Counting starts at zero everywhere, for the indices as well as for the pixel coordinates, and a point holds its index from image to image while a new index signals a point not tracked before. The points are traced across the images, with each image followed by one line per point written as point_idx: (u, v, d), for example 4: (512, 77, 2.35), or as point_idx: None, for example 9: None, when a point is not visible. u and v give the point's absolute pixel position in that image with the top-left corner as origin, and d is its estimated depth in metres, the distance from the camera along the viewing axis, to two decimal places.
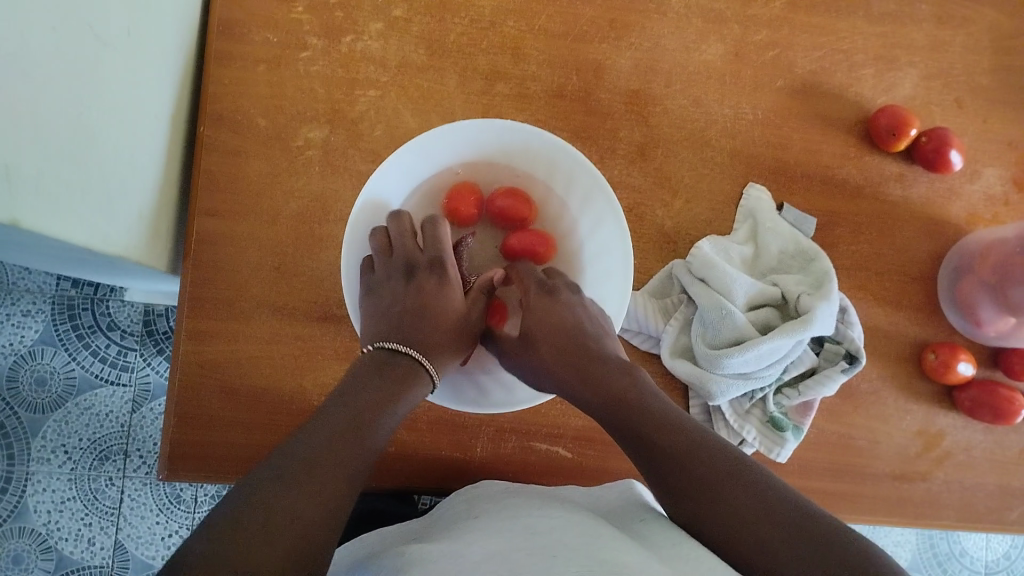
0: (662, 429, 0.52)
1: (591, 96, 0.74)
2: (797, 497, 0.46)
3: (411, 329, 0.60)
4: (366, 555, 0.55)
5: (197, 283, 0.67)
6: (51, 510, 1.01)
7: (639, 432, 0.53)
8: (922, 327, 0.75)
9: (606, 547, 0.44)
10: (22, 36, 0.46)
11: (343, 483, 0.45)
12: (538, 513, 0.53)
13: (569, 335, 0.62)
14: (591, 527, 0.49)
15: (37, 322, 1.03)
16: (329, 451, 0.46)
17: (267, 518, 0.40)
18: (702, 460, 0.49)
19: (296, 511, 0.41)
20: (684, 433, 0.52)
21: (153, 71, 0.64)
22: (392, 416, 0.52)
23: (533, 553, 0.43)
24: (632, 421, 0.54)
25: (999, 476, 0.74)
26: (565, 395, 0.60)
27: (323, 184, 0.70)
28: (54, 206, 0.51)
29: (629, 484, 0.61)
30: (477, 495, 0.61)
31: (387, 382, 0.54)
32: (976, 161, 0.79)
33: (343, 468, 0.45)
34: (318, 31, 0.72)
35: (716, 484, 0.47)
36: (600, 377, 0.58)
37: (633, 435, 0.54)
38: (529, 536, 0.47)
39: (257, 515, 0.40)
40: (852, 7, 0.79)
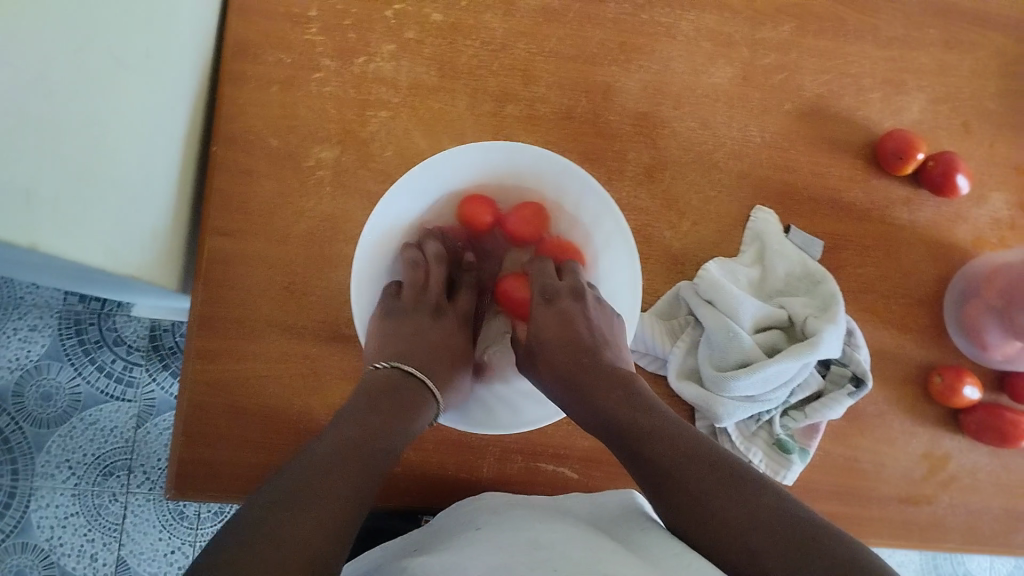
0: (652, 436, 0.52)
1: (600, 117, 0.75)
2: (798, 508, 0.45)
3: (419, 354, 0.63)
4: (368, 569, 0.55)
5: (209, 301, 0.68)
6: (54, 525, 1.01)
7: (633, 436, 0.53)
8: (928, 350, 0.75)
9: (611, 563, 0.44)
10: (45, 61, 0.47)
11: (359, 490, 0.45)
12: (541, 525, 0.54)
13: (575, 347, 0.62)
14: (594, 541, 0.49)
15: (44, 337, 1.04)
16: (338, 467, 0.45)
17: (293, 517, 0.39)
18: (695, 466, 0.48)
19: (319, 508, 0.41)
20: (677, 438, 0.51)
21: (168, 93, 0.65)
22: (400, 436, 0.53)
23: (538, 566, 0.44)
24: (627, 426, 0.54)
25: (1005, 500, 0.74)
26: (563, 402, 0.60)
27: (334, 204, 0.71)
28: (72, 227, 0.52)
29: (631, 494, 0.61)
30: (482, 507, 0.61)
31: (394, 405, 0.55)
32: (982, 185, 0.80)
33: (355, 475, 0.45)
34: (331, 52, 0.73)
35: (712, 490, 0.46)
36: (599, 382, 0.59)
37: (626, 439, 0.53)
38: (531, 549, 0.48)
39: (281, 514, 0.39)
40: (859, 31, 0.80)
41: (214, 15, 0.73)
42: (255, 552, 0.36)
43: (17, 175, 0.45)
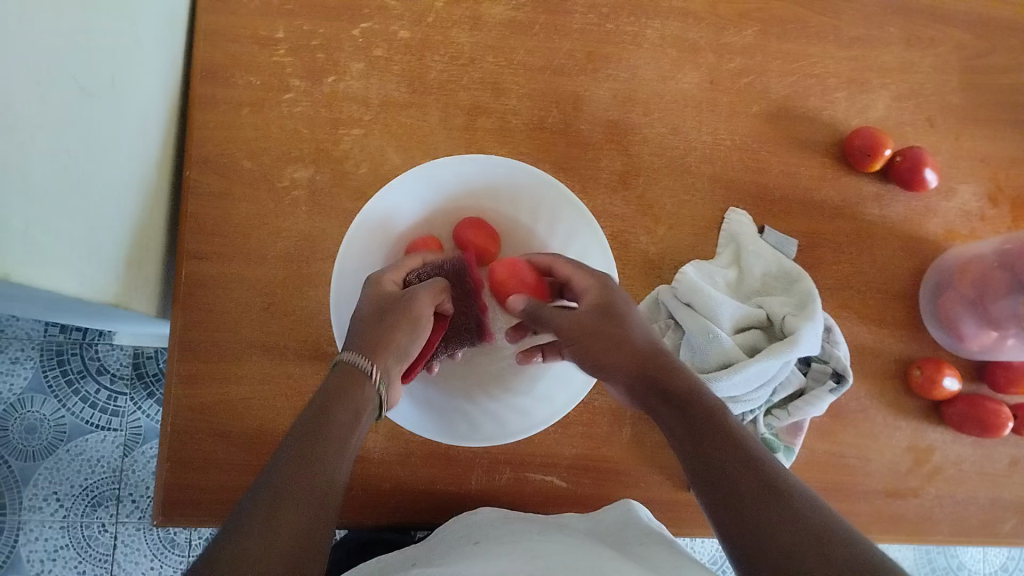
0: (683, 414, 0.48)
1: (572, 127, 0.76)
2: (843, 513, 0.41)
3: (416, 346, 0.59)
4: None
5: (187, 326, 0.68)
6: (44, 559, 1.00)
7: (682, 396, 0.50)
8: (906, 343, 0.76)
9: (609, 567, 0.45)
10: (10, 90, 0.46)
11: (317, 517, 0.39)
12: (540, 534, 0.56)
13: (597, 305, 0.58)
14: (591, 547, 0.51)
15: (26, 369, 1.02)
16: (306, 476, 0.41)
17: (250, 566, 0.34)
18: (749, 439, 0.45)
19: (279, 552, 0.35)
20: (713, 415, 0.47)
21: (137, 119, 0.65)
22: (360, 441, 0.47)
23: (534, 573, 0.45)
24: (674, 389, 0.51)
25: (991, 489, 0.74)
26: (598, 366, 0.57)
27: (310, 223, 0.71)
28: (44, 257, 0.51)
29: (630, 504, 0.62)
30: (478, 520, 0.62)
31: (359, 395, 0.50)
32: (950, 178, 0.81)
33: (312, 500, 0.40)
34: (301, 73, 0.73)
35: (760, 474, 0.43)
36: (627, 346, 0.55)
37: (677, 398, 0.50)
38: (529, 559, 0.49)
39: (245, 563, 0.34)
40: (822, 33, 0.81)
41: (182, 41, 0.73)
42: None
43: None
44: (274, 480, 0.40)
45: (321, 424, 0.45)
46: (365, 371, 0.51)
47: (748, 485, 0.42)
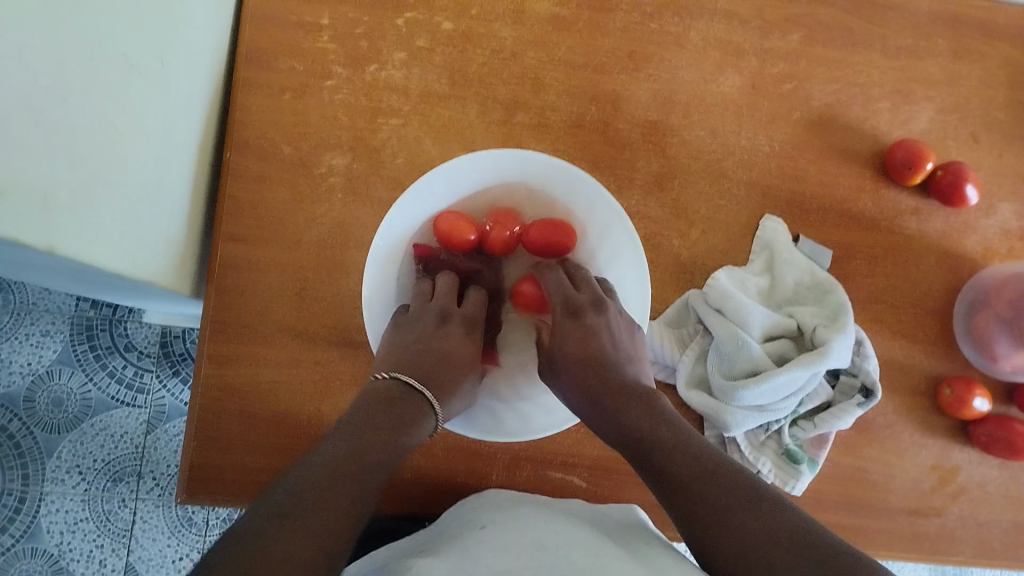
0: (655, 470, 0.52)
1: (610, 126, 0.75)
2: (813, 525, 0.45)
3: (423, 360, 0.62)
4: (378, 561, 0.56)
5: (220, 308, 0.69)
6: (63, 531, 1.02)
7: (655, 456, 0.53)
8: (938, 361, 0.75)
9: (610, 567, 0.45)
10: (61, 70, 0.47)
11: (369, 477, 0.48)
12: (547, 527, 0.54)
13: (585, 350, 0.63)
14: (600, 547, 0.49)
15: (56, 343, 1.05)
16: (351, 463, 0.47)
17: (320, 495, 0.43)
18: (712, 476, 0.49)
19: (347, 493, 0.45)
20: (680, 463, 0.51)
21: (181, 102, 0.66)
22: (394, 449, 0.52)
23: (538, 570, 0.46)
24: (642, 445, 0.55)
25: (1015, 512, 0.73)
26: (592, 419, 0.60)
27: (345, 211, 0.72)
28: (88, 235, 0.52)
29: (632, 507, 0.61)
30: (481, 503, 0.62)
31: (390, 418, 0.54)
32: (992, 195, 0.80)
33: (359, 472, 0.47)
34: (343, 60, 0.74)
35: (722, 500, 0.47)
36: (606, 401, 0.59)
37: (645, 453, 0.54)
38: (535, 551, 0.49)
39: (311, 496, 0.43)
40: (868, 41, 0.80)
41: (226, 26, 0.74)
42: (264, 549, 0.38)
43: (37, 180, 0.45)
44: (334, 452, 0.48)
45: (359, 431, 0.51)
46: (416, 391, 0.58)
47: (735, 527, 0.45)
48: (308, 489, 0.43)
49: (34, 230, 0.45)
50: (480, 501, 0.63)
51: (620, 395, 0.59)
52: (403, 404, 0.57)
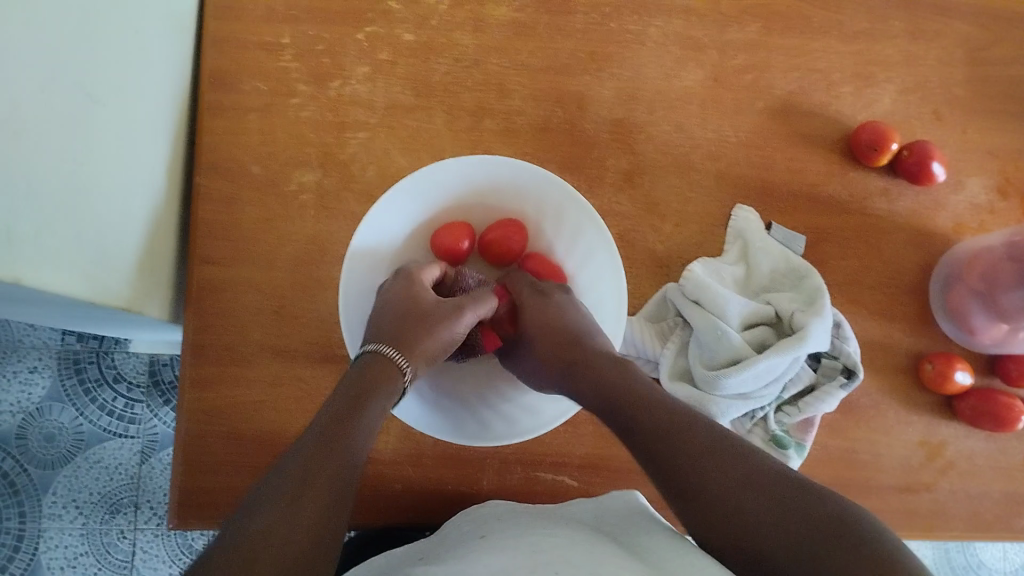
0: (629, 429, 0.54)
1: (577, 127, 0.76)
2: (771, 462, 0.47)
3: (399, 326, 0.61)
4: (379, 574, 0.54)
5: (197, 332, 0.68)
6: (64, 566, 1.00)
7: (633, 416, 0.55)
8: (918, 338, 0.76)
9: (609, 562, 0.44)
10: (16, 101, 0.47)
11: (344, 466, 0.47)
12: (545, 530, 0.53)
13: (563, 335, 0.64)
14: (595, 546, 0.49)
15: (44, 379, 1.03)
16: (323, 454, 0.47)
17: (294, 500, 0.43)
18: (680, 432, 0.51)
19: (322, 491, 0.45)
20: (654, 424, 0.53)
21: (144, 128, 0.66)
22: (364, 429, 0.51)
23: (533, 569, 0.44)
24: (620, 409, 0.56)
25: (1005, 483, 0.74)
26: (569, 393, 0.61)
27: (318, 227, 0.71)
28: (54, 265, 0.51)
29: (632, 494, 0.61)
30: (482, 514, 0.61)
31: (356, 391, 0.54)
32: (958, 172, 0.80)
33: (331, 462, 0.47)
34: (306, 77, 0.74)
35: (685, 453, 0.49)
36: (583, 373, 0.60)
37: (623, 415, 0.55)
38: (529, 553, 0.47)
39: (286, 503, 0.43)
40: (826, 28, 0.81)
41: (187, 52, 0.74)
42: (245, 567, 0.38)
43: None
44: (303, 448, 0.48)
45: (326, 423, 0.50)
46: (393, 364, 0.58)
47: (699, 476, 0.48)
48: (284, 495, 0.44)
49: None
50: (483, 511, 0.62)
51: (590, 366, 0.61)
52: (372, 386, 0.55)
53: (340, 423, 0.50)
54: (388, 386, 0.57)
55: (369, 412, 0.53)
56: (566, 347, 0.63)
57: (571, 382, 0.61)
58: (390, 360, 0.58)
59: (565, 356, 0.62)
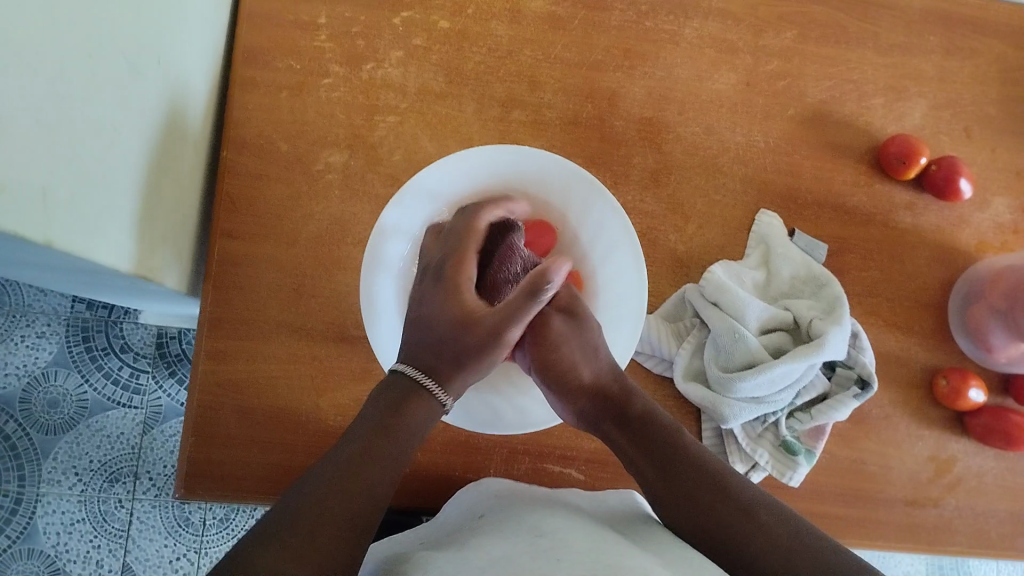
0: (649, 457, 0.57)
1: (606, 123, 0.76)
2: (782, 509, 0.52)
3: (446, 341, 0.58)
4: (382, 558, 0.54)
5: (217, 304, 0.69)
6: (60, 531, 1.01)
7: (658, 444, 0.57)
8: (934, 354, 0.76)
9: (611, 551, 0.44)
10: (61, 67, 0.47)
11: (388, 472, 0.49)
12: (540, 510, 0.53)
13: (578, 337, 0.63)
14: (594, 531, 0.48)
15: (52, 344, 1.05)
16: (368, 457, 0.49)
17: (341, 499, 0.45)
18: (702, 466, 0.55)
19: (368, 494, 0.47)
20: (678, 457, 0.56)
21: (179, 100, 0.66)
22: (407, 437, 0.52)
23: (537, 557, 0.43)
24: (644, 436, 0.58)
25: (1011, 502, 0.74)
26: (577, 415, 0.62)
27: (343, 207, 0.72)
28: (86, 231, 0.52)
29: (630, 493, 0.61)
30: (482, 493, 0.61)
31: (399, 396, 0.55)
32: (985, 190, 0.80)
33: (375, 467, 0.49)
34: (340, 59, 0.74)
35: (702, 485, 0.53)
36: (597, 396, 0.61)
37: (646, 443, 0.58)
38: (533, 539, 0.46)
39: (333, 501, 0.45)
40: (862, 38, 0.81)
41: (223, 27, 0.75)
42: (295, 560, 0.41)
43: (36, 173, 0.45)
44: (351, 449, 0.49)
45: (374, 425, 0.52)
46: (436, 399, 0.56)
47: (714, 509, 0.52)
48: (331, 492, 0.45)
49: (34, 220, 0.46)
50: (478, 491, 0.62)
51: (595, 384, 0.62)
52: (410, 393, 0.55)
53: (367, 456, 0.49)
54: (420, 422, 0.54)
55: (414, 419, 0.54)
56: (615, 412, 0.61)
57: (586, 401, 0.62)
58: (426, 393, 0.56)
59: (612, 422, 0.60)
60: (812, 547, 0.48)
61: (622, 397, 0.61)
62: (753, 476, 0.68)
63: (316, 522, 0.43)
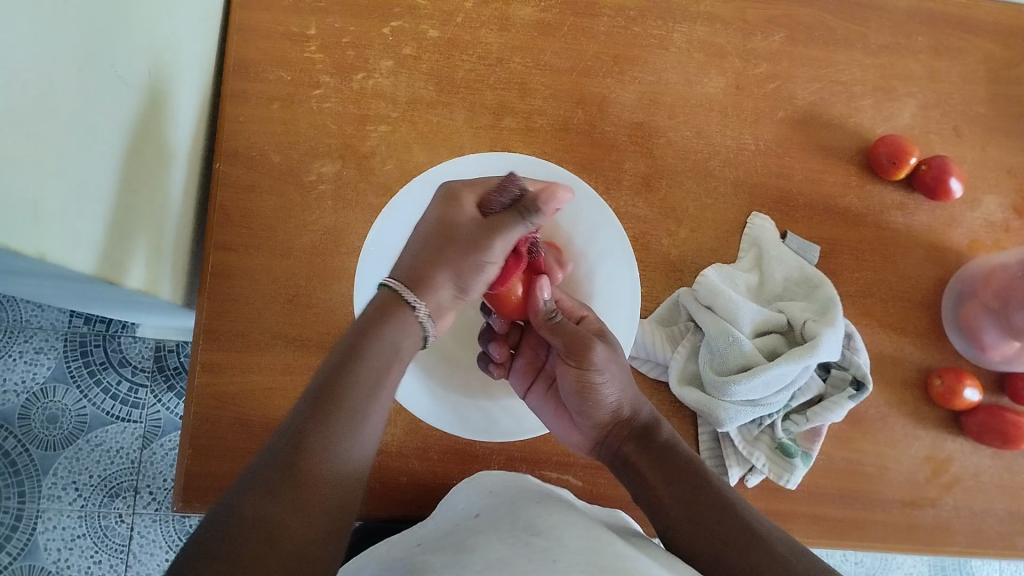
0: (671, 483, 0.56)
1: (596, 129, 0.76)
2: (788, 538, 0.51)
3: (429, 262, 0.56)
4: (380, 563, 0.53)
5: (213, 316, 0.69)
6: (61, 547, 1.01)
7: (682, 474, 0.57)
8: (928, 353, 0.76)
9: (608, 553, 0.43)
10: (50, 80, 0.47)
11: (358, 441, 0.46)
12: (539, 507, 0.53)
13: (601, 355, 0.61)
14: (591, 530, 0.48)
15: (50, 360, 1.05)
16: (338, 422, 0.45)
17: (313, 476, 0.42)
18: (713, 494, 0.54)
19: (341, 468, 0.44)
20: (697, 486, 0.55)
21: (171, 113, 0.66)
22: (382, 405, 0.49)
23: (534, 558, 0.43)
24: (671, 466, 0.58)
25: (1009, 501, 0.74)
26: (599, 438, 0.62)
27: (336, 218, 0.72)
28: (77, 243, 0.52)
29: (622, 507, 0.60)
30: (476, 486, 0.61)
31: (376, 352, 0.50)
32: (976, 189, 0.81)
33: (346, 433, 0.45)
34: (330, 69, 0.74)
35: (711, 515, 0.53)
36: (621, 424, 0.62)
37: (671, 471, 0.57)
38: (530, 538, 0.46)
39: (303, 480, 0.42)
40: (849, 40, 0.81)
41: (212, 40, 0.75)
42: (267, 546, 0.38)
43: (27, 187, 0.45)
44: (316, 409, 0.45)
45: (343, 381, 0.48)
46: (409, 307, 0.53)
47: (722, 536, 0.51)
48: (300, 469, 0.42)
49: (24, 235, 0.46)
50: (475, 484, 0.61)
51: (620, 415, 0.61)
52: (381, 344, 0.51)
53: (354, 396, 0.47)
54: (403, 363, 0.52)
55: (387, 381, 0.50)
56: (637, 436, 0.61)
57: (610, 423, 0.62)
58: (404, 303, 0.53)
59: (633, 443, 0.61)
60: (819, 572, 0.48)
61: (648, 424, 0.61)
62: (750, 479, 0.68)
63: (281, 499, 0.40)
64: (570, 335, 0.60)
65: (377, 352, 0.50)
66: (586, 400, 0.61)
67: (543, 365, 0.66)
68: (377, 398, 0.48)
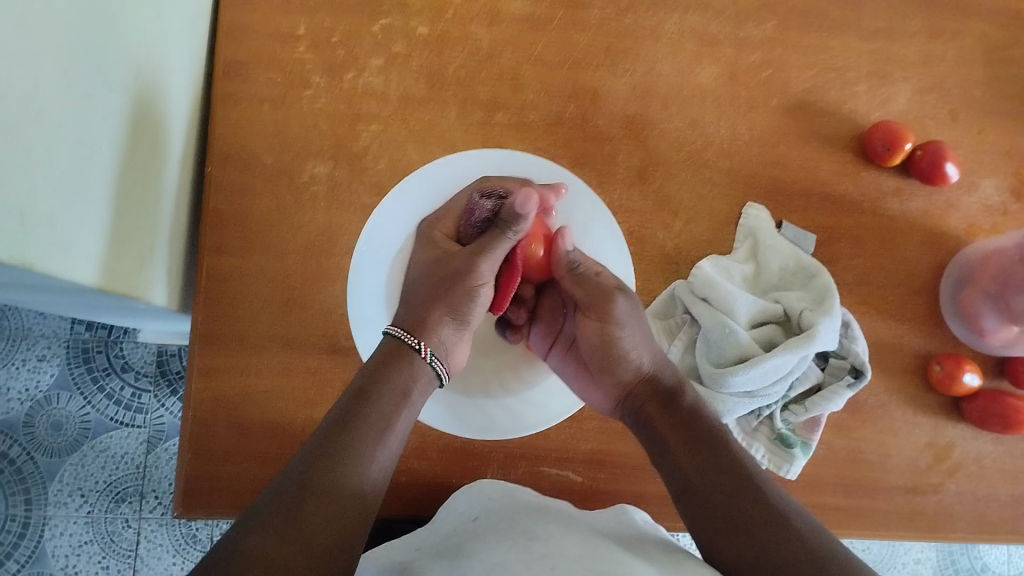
0: (698, 449, 0.56)
1: (589, 122, 0.76)
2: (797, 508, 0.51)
3: (418, 304, 0.60)
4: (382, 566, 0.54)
5: (209, 320, 0.69)
6: (68, 554, 1.02)
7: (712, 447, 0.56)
8: (928, 340, 0.76)
9: (605, 559, 0.44)
10: (36, 84, 0.47)
11: (364, 481, 0.48)
12: (537, 516, 0.53)
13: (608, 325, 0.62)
14: (588, 540, 0.48)
15: (52, 366, 1.05)
16: (342, 462, 0.47)
17: (313, 515, 0.44)
18: (725, 469, 0.54)
19: (342, 508, 0.45)
20: (722, 459, 0.55)
21: (161, 119, 0.66)
22: (389, 446, 0.51)
23: (531, 565, 0.43)
24: (699, 438, 0.57)
25: (1012, 486, 0.73)
26: (620, 394, 0.63)
27: (329, 219, 0.72)
28: (67, 250, 0.52)
29: (623, 510, 0.60)
30: (473, 491, 0.61)
31: (383, 394, 0.53)
32: (973, 172, 0.80)
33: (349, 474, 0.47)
34: (320, 69, 0.74)
35: (724, 497, 0.52)
36: (646, 384, 0.62)
37: (696, 442, 0.56)
38: (528, 543, 0.46)
39: (303, 518, 0.43)
40: (843, 26, 0.80)
41: (203, 41, 0.75)
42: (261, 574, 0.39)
43: (14, 195, 0.45)
44: (318, 451, 0.48)
45: (349, 422, 0.50)
46: (412, 347, 0.57)
47: (733, 511, 0.51)
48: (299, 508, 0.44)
49: (13, 245, 0.46)
50: (475, 489, 0.61)
51: (644, 375, 0.62)
52: (387, 378, 0.54)
53: (359, 429, 0.50)
54: (414, 400, 0.55)
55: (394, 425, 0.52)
56: (661, 395, 0.61)
57: (633, 382, 0.62)
58: (409, 349, 0.57)
59: (655, 403, 0.61)
60: (825, 543, 0.48)
61: (673, 386, 0.61)
62: None
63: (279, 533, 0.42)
64: (592, 287, 0.62)
65: (380, 393, 0.53)
66: (608, 354, 0.62)
67: (560, 330, 0.68)
68: (384, 437, 0.51)
